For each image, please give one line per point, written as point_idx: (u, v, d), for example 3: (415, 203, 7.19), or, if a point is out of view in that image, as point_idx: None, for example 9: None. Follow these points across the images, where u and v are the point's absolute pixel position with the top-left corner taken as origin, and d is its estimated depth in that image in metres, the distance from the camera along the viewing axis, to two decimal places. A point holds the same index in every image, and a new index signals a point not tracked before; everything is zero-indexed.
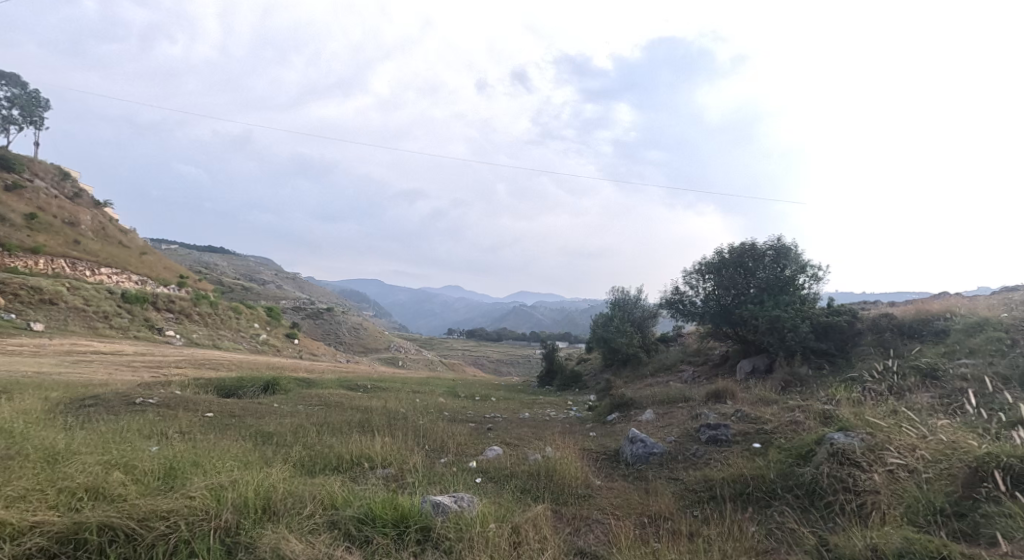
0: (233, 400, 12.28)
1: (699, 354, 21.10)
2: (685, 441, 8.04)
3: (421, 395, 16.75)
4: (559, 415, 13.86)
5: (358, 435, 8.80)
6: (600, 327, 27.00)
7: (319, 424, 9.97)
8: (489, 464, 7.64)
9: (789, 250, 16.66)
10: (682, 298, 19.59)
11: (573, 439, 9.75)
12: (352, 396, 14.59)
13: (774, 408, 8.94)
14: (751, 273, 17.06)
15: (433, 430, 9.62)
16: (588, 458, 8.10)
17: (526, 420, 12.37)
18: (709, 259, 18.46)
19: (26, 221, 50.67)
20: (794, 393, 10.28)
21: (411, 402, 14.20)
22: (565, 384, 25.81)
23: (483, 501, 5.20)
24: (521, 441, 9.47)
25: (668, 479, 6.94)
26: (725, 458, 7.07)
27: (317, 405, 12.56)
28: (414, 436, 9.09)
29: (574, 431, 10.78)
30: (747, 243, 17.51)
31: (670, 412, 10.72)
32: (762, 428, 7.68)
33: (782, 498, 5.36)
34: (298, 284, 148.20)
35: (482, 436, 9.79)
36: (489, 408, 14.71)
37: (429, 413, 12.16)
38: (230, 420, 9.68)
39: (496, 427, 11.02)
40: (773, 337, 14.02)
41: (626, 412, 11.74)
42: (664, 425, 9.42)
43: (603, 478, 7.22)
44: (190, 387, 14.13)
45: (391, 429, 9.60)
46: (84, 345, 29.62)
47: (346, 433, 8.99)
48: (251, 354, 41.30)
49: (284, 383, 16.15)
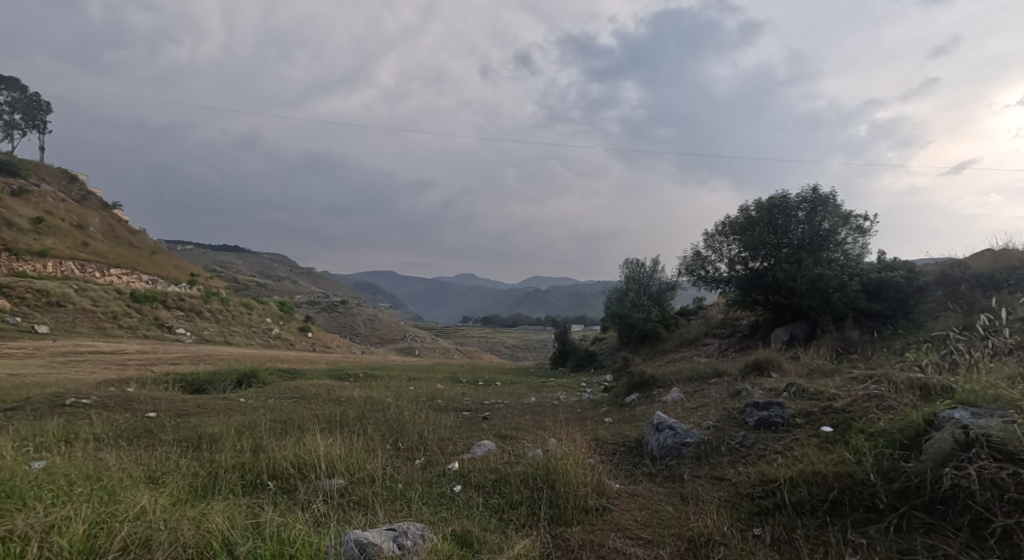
0: (197, 397, 10.66)
1: (725, 325, 19.12)
2: (726, 426, 6.21)
3: (419, 382, 15.04)
4: (569, 398, 12.07)
5: (313, 433, 7.09)
6: (614, 303, 25.12)
7: (277, 420, 8.30)
8: (475, 466, 5.91)
9: (827, 201, 14.45)
10: (705, 263, 17.58)
11: (583, 428, 7.96)
12: (336, 386, 12.91)
13: (838, 380, 7.06)
14: (785, 230, 14.95)
15: (411, 422, 7.90)
16: (601, 453, 6.34)
17: (530, 406, 10.59)
18: (734, 218, 16.36)
19: (33, 226, 49.81)
20: (855, 360, 8.39)
21: (402, 390, 12.48)
22: (579, 365, 24.04)
23: (442, 535, 3.49)
24: (520, 432, 7.72)
25: (710, 480, 5.13)
26: (787, 449, 5.23)
27: (290, 398, 10.89)
28: (383, 432, 7.36)
29: (585, 417, 8.99)
30: (777, 197, 15.35)
31: (700, 390, 8.85)
32: (830, 406, 5.81)
33: (901, 518, 3.60)
34: (314, 279, 147.75)
35: (472, 428, 8.05)
36: (490, 394, 12.98)
37: (418, 403, 10.43)
38: (170, 421, 8.06)
39: (493, 416, 9.28)
40: (815, 298, 12.09)
41: (647, 392, 9.95)
42: (696, 407, 7.59)
43: (621, 481, 5.44)
44: (157, 383, 12.56)
45: (363, 424, 7.89)
46: (87, 346, 28.31)
47: (301, 430, 7.30)
48: (263, 348, 40.12)
49: (266, 375, 14.54)
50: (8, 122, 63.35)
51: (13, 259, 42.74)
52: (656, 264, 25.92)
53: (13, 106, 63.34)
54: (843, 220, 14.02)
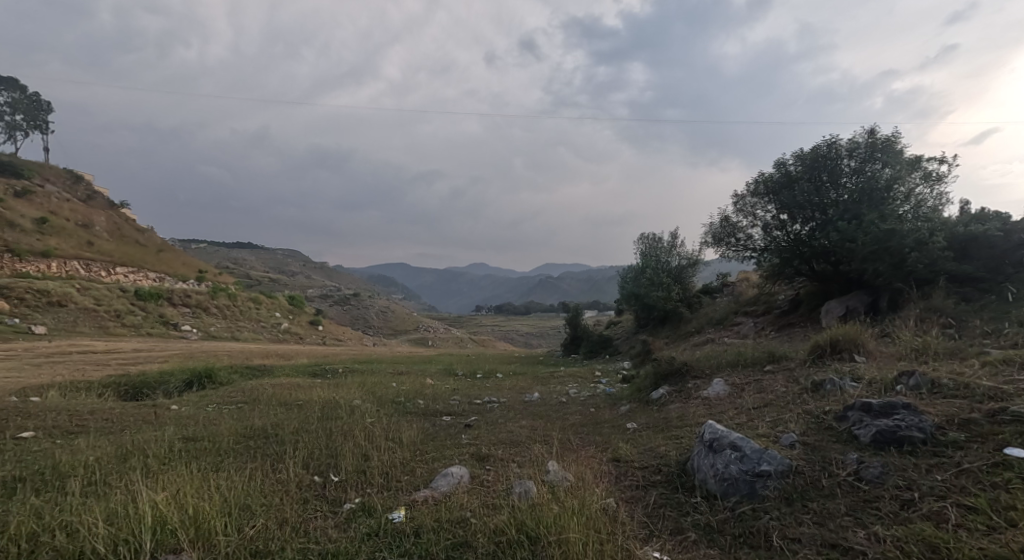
0: (118, 407, 8.53)
1: (758, 301, 16.73)
2: (819, 439, 3.96)
3: (407, 377, 12.89)
4: (580, 393, 9.80)
5: (208, 465, 4.95)
6: (629, 282, 22.80)
7: (186, 439, 6.17)
8: (435, 516, 3.78)
9: (887, 144, 11.93)
10: (735, 230, 15.27)
11: (597, 440, 5.76)
12: (304, 385, 10.76)
13: (977, 363, 4.73)
14: (833, 185, 12.53)
15: (359, 436, 5.76)
16: (625, 491, 4.16)
17: (531, 406, 8.38)
18: (768, 175, 14.03)
19: (38, 226, 48.42)
20: (973, 336, 6.08)
21: (378, 389, 10.31)
22: (593, 351, 21.76)
23: None
24: (510, 449, 5.55)
25: (826, 552, 2.91)
26: (958, 493, 2.99)
27: (234, 404, 8.73)
28: (311, 457, 5.22)
29: (599, 422, 6.74)
30: (822, 144, 12.92)
31: (753, 382, 6.56)
32: (1006, 413, 3.53)
33: None
34: (326, 272, 146.47)
35: (442, 444, 5.87)
36: (487, 391, 10.78)
37: (389, 406, 8.24)
38: (40, 443, 5.95)
39: (478, 422, 7.09)
40: (884, 262, 9.82)
41: (678, 385, 7.70)
42: (755, 409, 5.32)
43: (662, 549, 3.25)
44: (92, 389, 10.44)
45: (298, 442, 5.75)
46: (83, 346, 26.52)
47: (195, 459, 5.14)
48: (271, 344, 38.37)
49: (230, 374, 12.43)
50: (9, 123, 61.49)
51: (17, 260, 41.41)
52: (674, 238, 23.45)
53: (14, 107, 61.59)
54: (906, 165, 11.50)
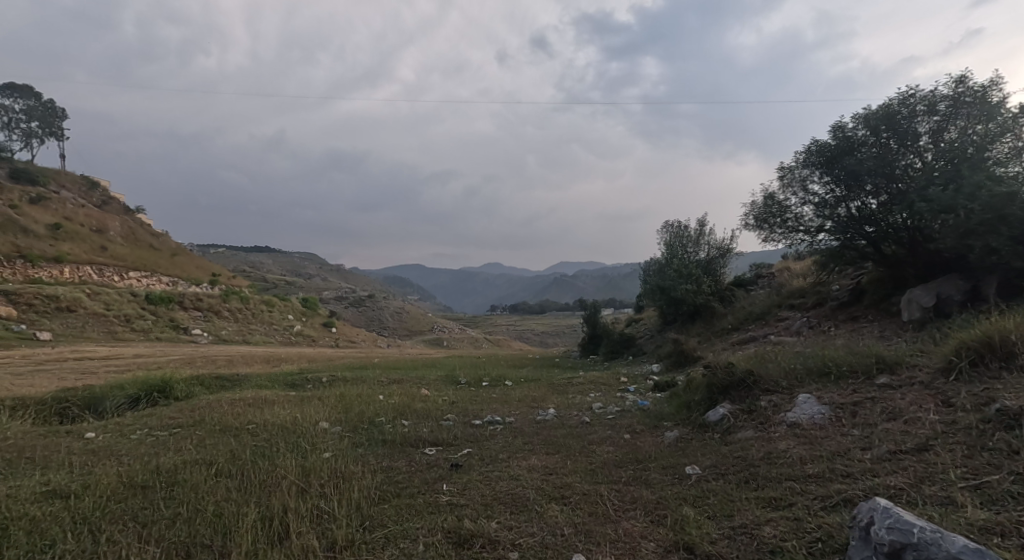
0: (19, 435, 6.65)
1: (806, 293, 14.52)
2: None
3: (403, 388, 10.92)
4: (606, 408, 7.77)
5: None
6: (653, 274, 20.59)
7: (44, 497, 4.27)
8: None
9: (979, 95, 9.71)
10: (780, 210, 13.00)
11: (647, 501, 3.67)
12: (271, 400, 8.81)
13: None
14: (909, 148, 10.32)
15: (278, 495, 3.77)
16: None
17: (544, 430, 6.35)
18: (822, 142, 11.80)
19: (51, 231, 47.42)
20: None
21: (358, 405, 8.35)
22: (614, 352, 19.64)
23: None
24: (514, 518, 3.53)
25: None
26: None
27: (168, 429, 6.83)
28: (190, 542, 3.31)
29: (643, 460, 4.68)
30: (894, 100, 10.69)
31: (870, 402, 4.48)
32: None
33: None
34: (341, 273, 145.59)
35: (408, 505, 3.86)
36: (493, 405, 8.77)
37: (360, 433, 6.30)
38: None
39: (468, 460, 5.07)
40: (998, 235, 7.82)
41: (744, 402, 5.61)
42: (912, 454, 3.26)
43: None
44: (17, 408, 8.55)
45: (195, 506, 3.79)
46: (85, 352, 24.96)
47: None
48: (283, 348, 36.77)
49: (194, 386, 10.48)
50: (25, 130, 60.53)
51: (29, 265, 40.31)
52: (701, 226, 21.23)
53: (29, 114, 60.61)
54: (1006, 118, 9.34)
